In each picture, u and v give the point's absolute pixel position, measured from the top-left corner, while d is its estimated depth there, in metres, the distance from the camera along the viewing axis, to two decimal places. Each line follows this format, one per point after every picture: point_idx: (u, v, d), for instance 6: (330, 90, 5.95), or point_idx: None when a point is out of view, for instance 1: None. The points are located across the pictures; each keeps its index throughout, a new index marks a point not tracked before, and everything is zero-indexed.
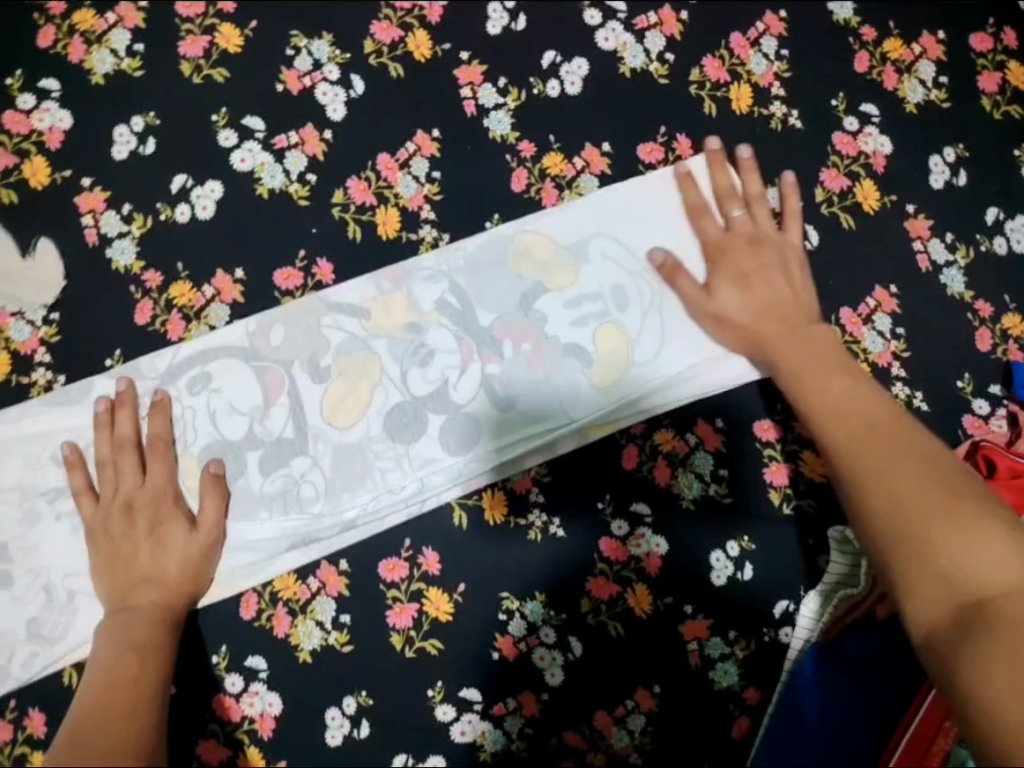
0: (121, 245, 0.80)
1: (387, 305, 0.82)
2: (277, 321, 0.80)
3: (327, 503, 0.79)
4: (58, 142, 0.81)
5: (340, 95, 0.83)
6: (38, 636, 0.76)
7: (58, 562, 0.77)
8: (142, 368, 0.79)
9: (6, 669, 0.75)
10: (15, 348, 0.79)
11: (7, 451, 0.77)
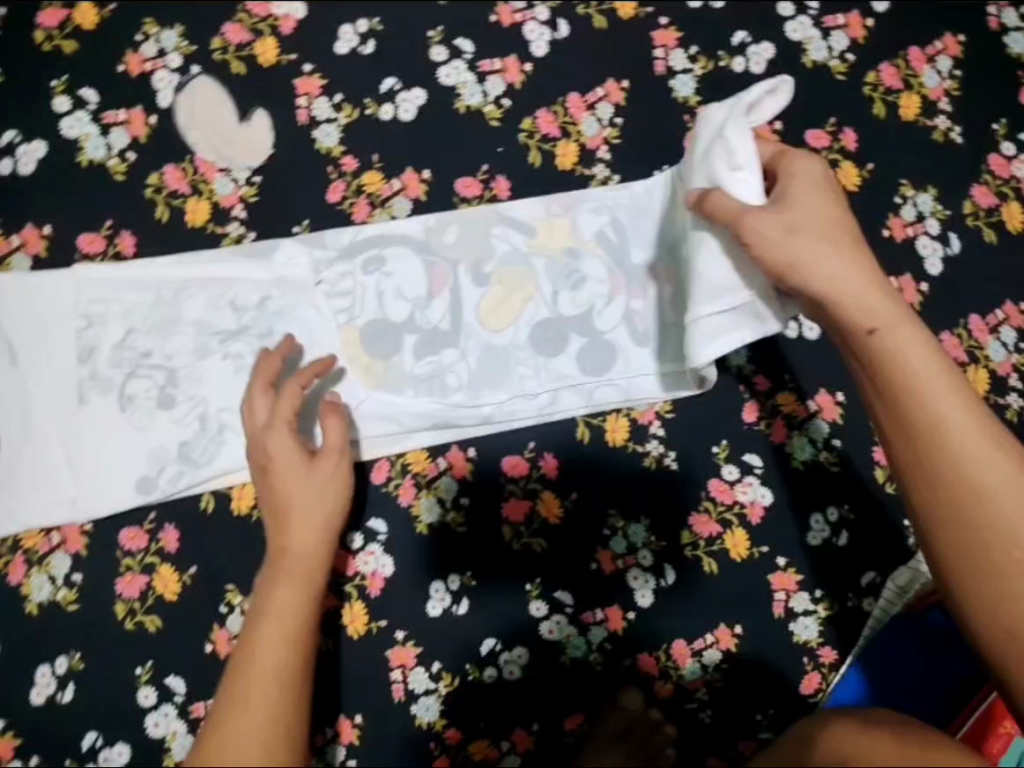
0: (327, 129, 0.88)
1: (552, 227, 0.88)
2: (451, 223, 0.87)
3: (467, 394, 0.85)
4: (290, 29, 0.89)
5: (546, 35, 0.90)
6: (187, 457, 0.81)
7: (217, 397, 0.82)
8: (326, 241, 0.86)
9: (155, 480, 0.80)
10: (216, 200, 0.86)
11: (192, 288, 0.84)
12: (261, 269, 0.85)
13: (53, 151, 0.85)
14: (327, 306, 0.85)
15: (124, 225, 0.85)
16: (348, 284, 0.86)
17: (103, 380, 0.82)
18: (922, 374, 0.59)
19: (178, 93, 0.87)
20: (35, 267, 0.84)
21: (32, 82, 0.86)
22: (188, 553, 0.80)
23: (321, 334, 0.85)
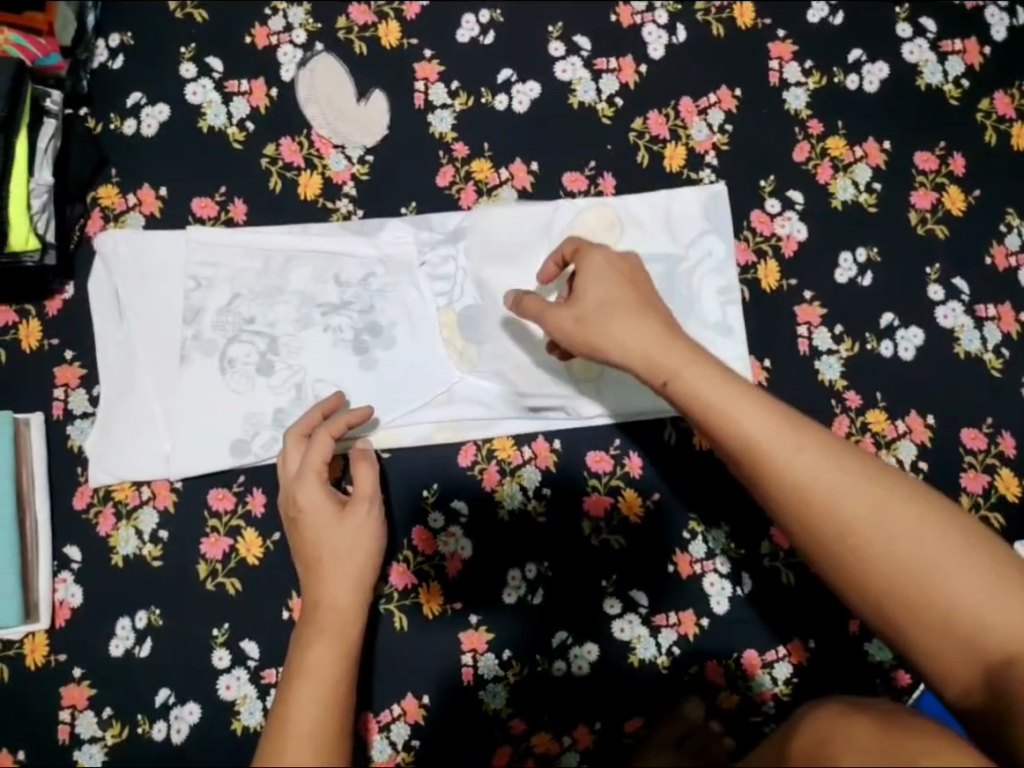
0: (442, 114, 0.89)
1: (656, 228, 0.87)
2: (555, 215, 0.87)
3: (558, 385, 0.85)
4: (414, 14, 0.90)
5: (663, 38, 0.91)
6: (282, 424, 0.81)
7: (315, 368, 0.83)
8: (431, 223, 0.87)
9: (248, 444, 0.81)
10: (329, 175, 0.87)
11: (299, 259, 0.85)
12: (368, 246, 0.86)
13: (175, 115, 0.87)
14: (427, 287, 0.86)
15: (237, 192, 0.86)
16: (449, 268, 0.86)
17: (206, 341, 0.83)
18: (783, 452, 0.62)
19: (300, 68, 0.89)
20: (148, 226, 0.85)
21: (162, 47, 0.88)
22: (273, 519, 0.81)
23: (419, 314, 0.85)
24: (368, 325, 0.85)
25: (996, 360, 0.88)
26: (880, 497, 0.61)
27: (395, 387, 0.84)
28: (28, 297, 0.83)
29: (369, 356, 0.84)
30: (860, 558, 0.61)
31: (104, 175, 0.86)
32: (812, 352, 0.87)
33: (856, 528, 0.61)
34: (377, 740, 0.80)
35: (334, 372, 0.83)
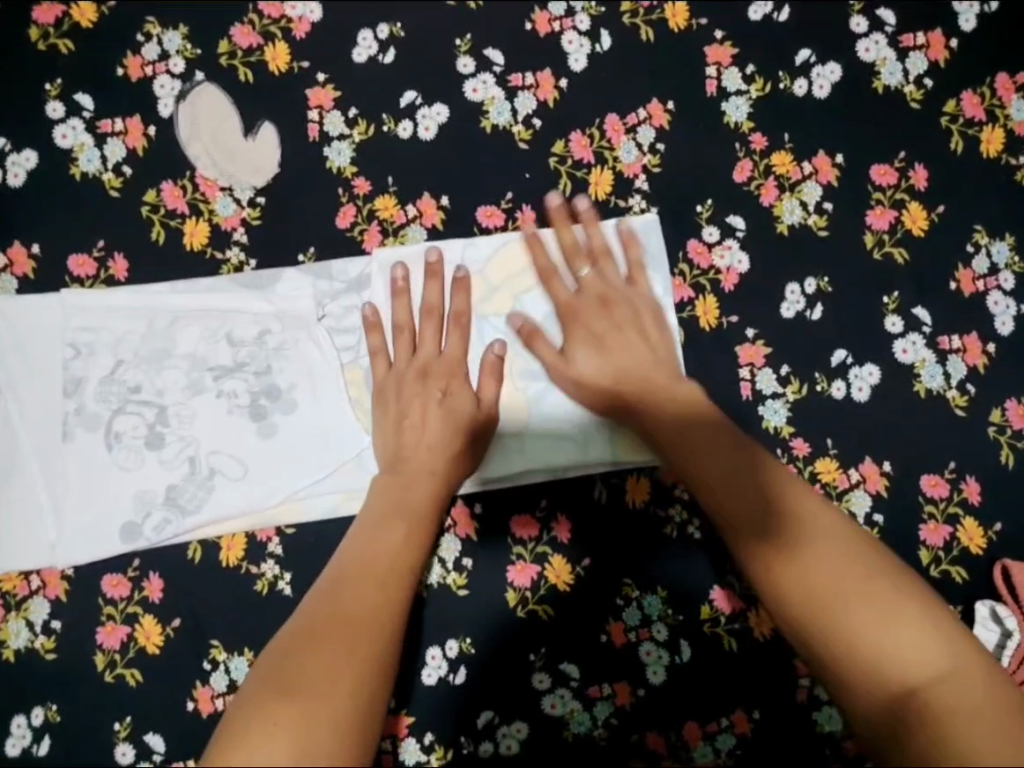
0: (339, 146, 0.80)
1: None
2: (466, 257, 0.79)
3: None
4: (304, 33, 0.81)
5: (585, 47, 0.81)
6: (173, 503, 0.75)
7: (208, 439, 0.76)
8: (330, 271, 0.79)
9: (139, 528, 0.75)
10: (217, 221, 0.79)
11: (187, 319, 0.78)
12: (261, 301, 0.78)
13: (45, 163, 0.79)
14: (328, 343, 0.78)
15: (116, 246, 0.79)
16: (350, 320, 0.79)
17: (90, 415, 0.76)
18: (738, 506, 0.64)
19: (180, 102, 0.80)
20: (21, 289, 0.78)
21: (25, 85, 0.80)
22: (174, 604, 0.75)
23: (320, 374, 0.78)
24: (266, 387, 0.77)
25: (961, 397, 0.80)
26: (842, 575, 0.57)
27: (295, 456, 0.77)
28: None
29: (266, 422, 0.77)
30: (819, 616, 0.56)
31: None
32: (755, 397, 0.79)
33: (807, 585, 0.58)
34: None
35: (228, 443, 0.77)
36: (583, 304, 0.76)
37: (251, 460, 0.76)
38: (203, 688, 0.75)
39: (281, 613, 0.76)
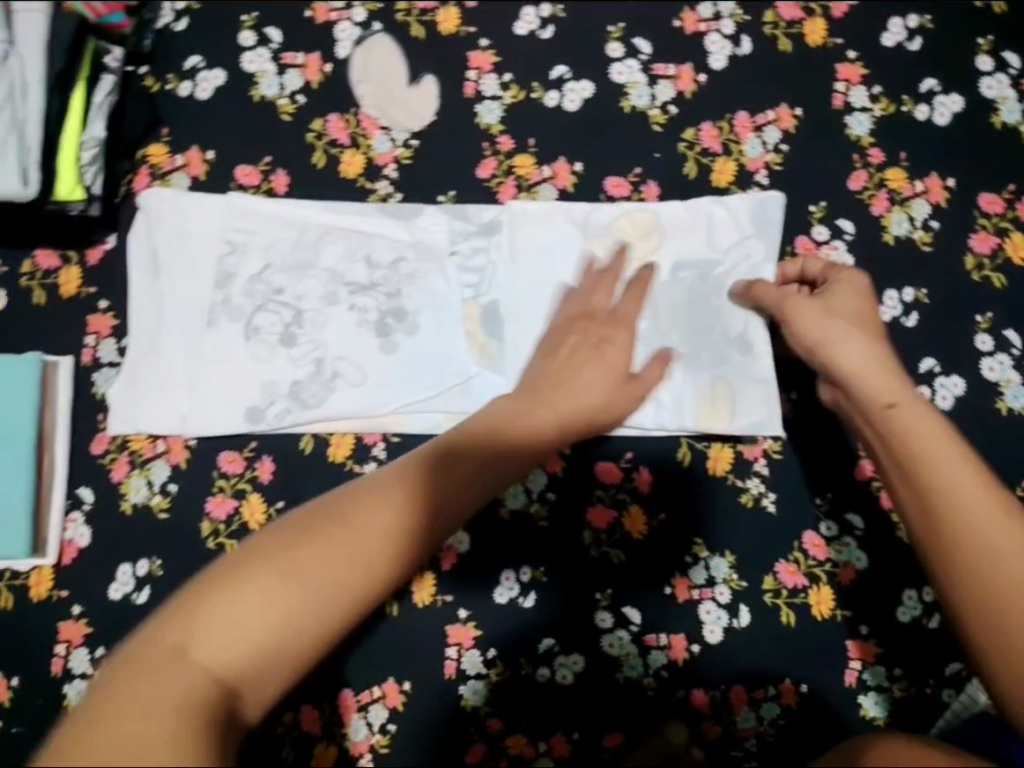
0: (491, 105, 0.87)
1: (682, 233, 0.84)
2: (592, 216, 0.85)
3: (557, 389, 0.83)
4: (474, 1, 0.89)
5: (727, 49, 0.88)
6: (296, 396, 0.83)
7: (336, 345, 0.84)
8: (465, 211, 0.86)
9: (263, 412, 0.83)
10: (372, 156, 0.87)
11: (333, 236, 0.85)
12: (403, 229, 0.86)
13: (230, 82, 0.88)
14: (455, 276, 0.85)
15: (280, 164, 0.87)
16: (477, 258, 0.86)
17: (234, 306, 0.84)
18: (929, 474, 0.64)
19: (356, 47, 0.88)
20: (192, 188, 0.87)
21: (225, 14, 0.89)
22: (279, 487, 0.83)
23: (443, 303, 0.85)
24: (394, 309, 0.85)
25: None
26: None
27: (410, 372, 0.83)
28: (72, 243, 0.86)
29: (389, 338, 0.84)
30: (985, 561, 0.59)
31: (155, 134, 0.87)
32: None
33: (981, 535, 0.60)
34: (353, 720, 0.81)
35: (353, 350, 0.84)
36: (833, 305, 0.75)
37: (371, 369, 0.83)
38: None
39: None
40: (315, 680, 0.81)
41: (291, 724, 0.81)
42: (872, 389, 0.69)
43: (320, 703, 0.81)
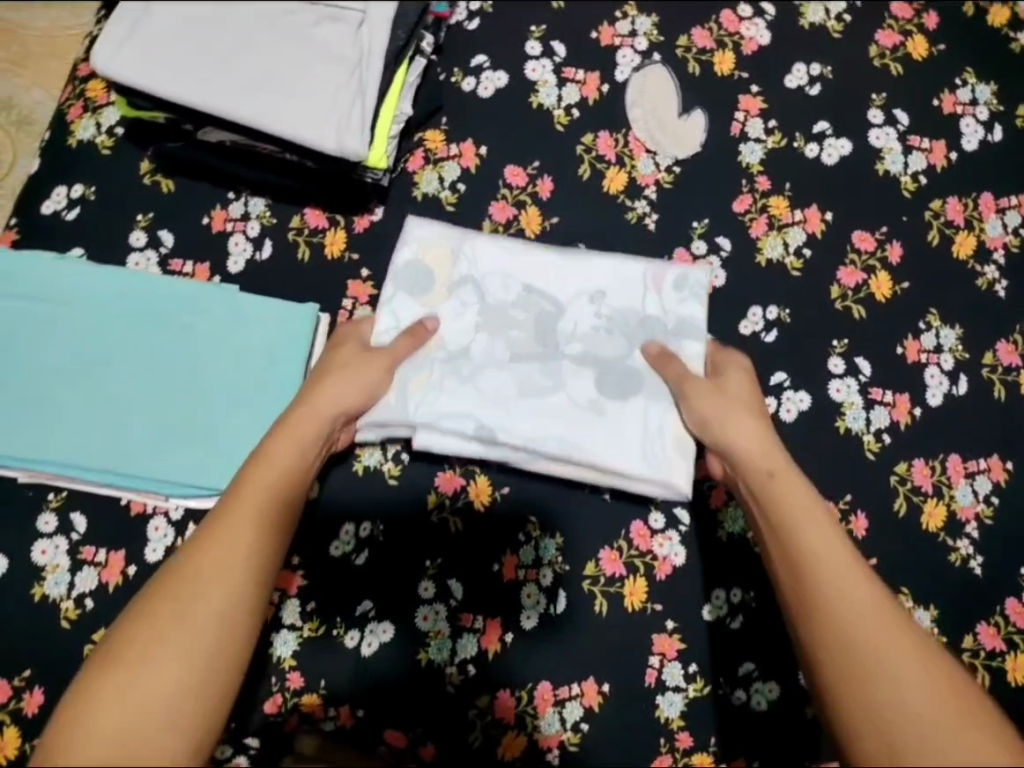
0: (753, 147, 0.92)
1: (597, 270, 0.84)
2: (661, 303, 0.84)
3: (617, 409, 0.80)
4: (751, 50, 0.94)
5: (979, 133, 0.93)
6: (536, 428, 0.79)
7: (481, 414, 0.79)
8: (468, 303, 0.83)
9: (498, 433, 0.79)
10: (635, 176, 0.91)
11: (594, 279, 0.84)
12: (422, 306, 0.82)
13: (512, 85, 0.93)
14: (573, 351, 0.82)
15: (547, 169, 0.91)
16: (601, 332, 0.83)
17: (484, 338, 0.82)
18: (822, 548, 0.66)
19: (635, 73, 0.93)
20: (456, 182, 0.90)
21: (513, 24, 0.94)
22: (508, 473, 0.86)
23: (565, 371, 0.81)
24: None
25: None
26: (885, 628, 0.61)
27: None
28: (343, 208, 0.89)
29: (423, 385, 0.80)
30: (840, 632, 0.61)
31: (434, 122, 0.91)
32: None
33: (851, 615, 0.62)
34: (548, 713, 0.81)
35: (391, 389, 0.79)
36: (727, 377, 0.79)
37: (411, 410, 0.79)
38: (510, 555, 0.84)
39: (600, 512, 0.85)
40: (513, 670, 0.82)
41: (482, 705, 0.81)
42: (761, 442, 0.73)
43: (516, 691, 0.81)
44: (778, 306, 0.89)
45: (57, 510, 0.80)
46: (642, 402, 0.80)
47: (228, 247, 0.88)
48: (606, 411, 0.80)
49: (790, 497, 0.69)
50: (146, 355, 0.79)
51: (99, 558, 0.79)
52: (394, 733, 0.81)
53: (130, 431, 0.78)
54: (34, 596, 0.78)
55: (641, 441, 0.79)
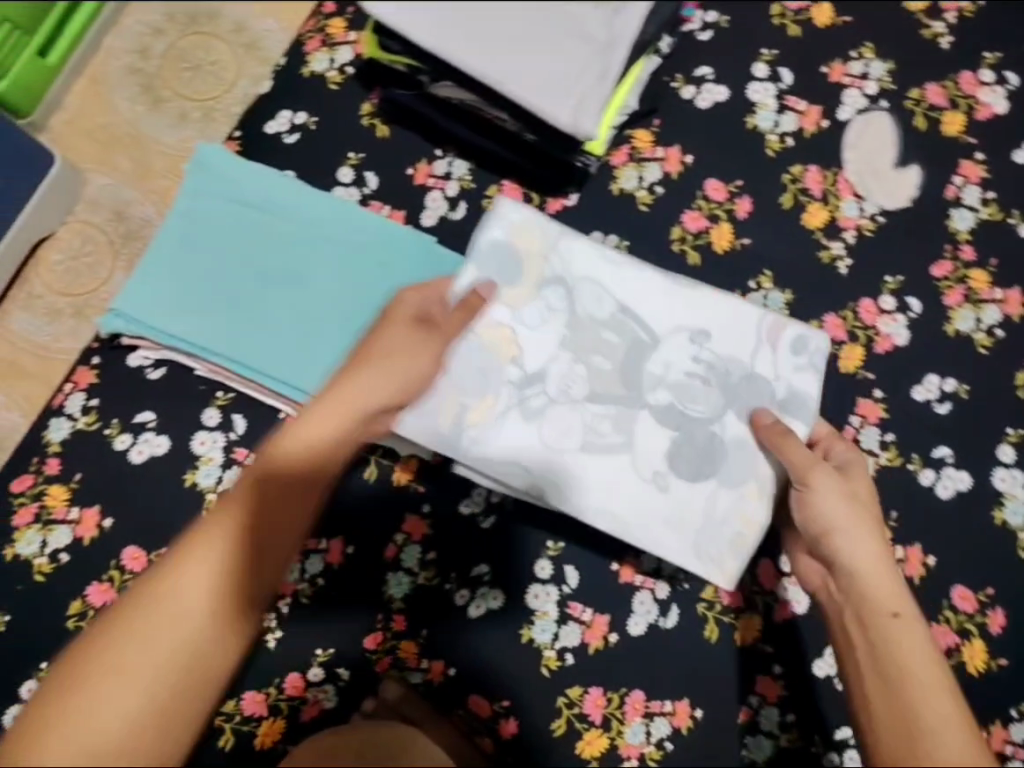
0: (965, 214, 0.89)
1: (724, 332, 0.80)
2: (742, 336, 0.79)
3: (634, 497, 0.77)
4: (985, 116, 0.91)
5: None
6: (591, 448, 0.78)
7: (565, 487, 0.77)
8: (553, 308, 0.79)
9: (552, 492, 0.77)
10: (836, 216, 0.89)
11: (722, 350, 0.79)
12: (505, 304, 0.78)
13: (731, 101, 0.91)
14: (658, 401, 0.78)
15: (750, 190, 0.89)
16: (694, 379, 0.78)
17: (545, 335, 0.79)
18: (905, 658, 0.62)
19: (858, 115, 0.90)
20: (653, 185, 0.89)
21: (747, 39, 0.91)
22: None
23: (678, 470, 0.77)
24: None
25: None
26: None
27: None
28: (544, 188, 0.89)
29: (487, 409, 0.77)
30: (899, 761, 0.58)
31: (647, 121, 0.90)
32: None
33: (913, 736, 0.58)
34: (635, 723, 0.80)
35: (443, 411, 0.76)
36: (855, 470, 0.73)
37: (469, 429, 0.76)
38: (629, 560, 0.84)
39: None
40: (612, 673, 0.82)
41: (570, 697, 0.81)
42: (879, 589, 0.66)
43: (608, 692, 0.81)
44: (957, 381, 0.86)
45: (220, 407, 0.82)
46: (713, 485, 0.77)
47: (427, 200, 0.89)
48: (669, 486, 0.77)
49: (881, 609, 0.65)
50: (341, 285, 0.83)
51: (250, 461, 0.81)
52: (481, 700, 0.82)
53: (313, 350, 0.81)
54: (183, 481, 0.81)
55: (645, 519, 0.77)
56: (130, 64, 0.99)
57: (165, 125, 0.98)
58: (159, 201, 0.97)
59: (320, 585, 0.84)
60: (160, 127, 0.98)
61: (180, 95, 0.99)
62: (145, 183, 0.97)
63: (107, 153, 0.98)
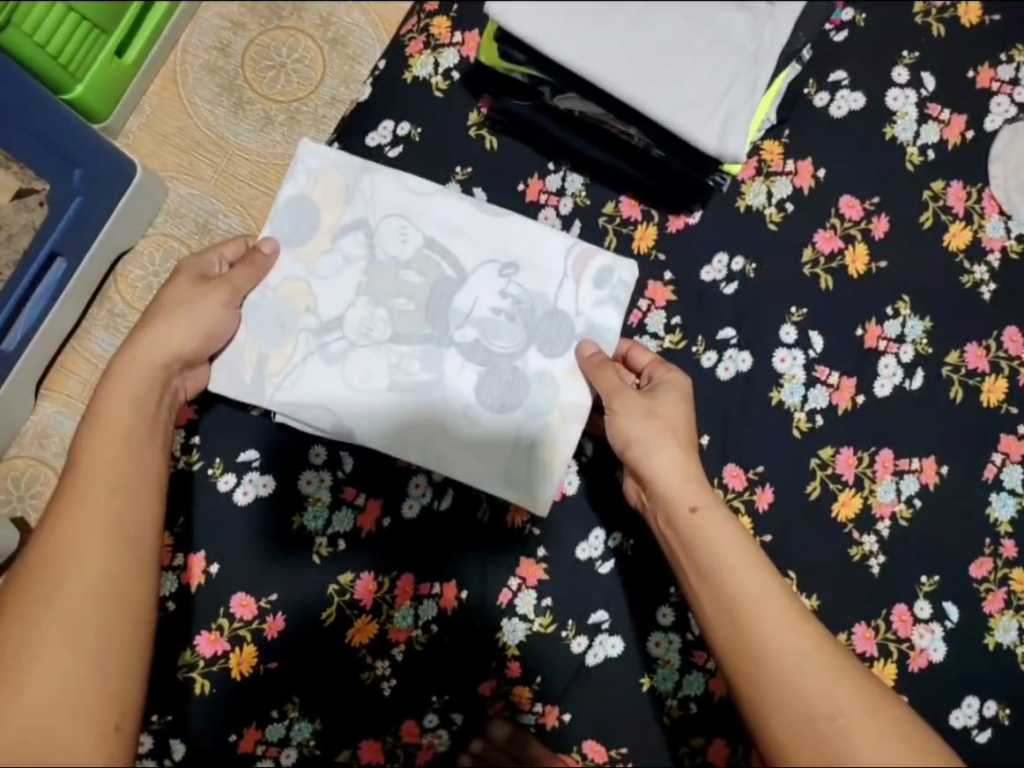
0: None
1: (509, 233, 0.77)
2: (539, 261, 0.77)
3: (443, 415, 0.75)
4: None
5: None
6: (400, 390, 0.75)
7: (344, 413, 0.74)
8: (349, 257, 0.77)
9: (350, 424, 0.74)
10: (981, 236, 0.83)
11: (497, 248, 0.77)
12: (298, 260, 0.76)
13: (867, 110, 0.86)
14: (463, 339, 0.76)
15: (887, 208, 0.84)
16: (501, 318, 0.76)
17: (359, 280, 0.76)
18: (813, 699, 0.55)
19: (1007, 124, 0.85)
20: (783, 203, 0.84)
21: (885, 43, 0.87)
22: (774, 521, 0.79)
23: (491, 404, 0.75)
24: (844, 376, 0.81)
25: None
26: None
27: (859, 428, 0.81)
28: (662, 203, 0.84)
29: (284, 360, 0.75)
30: None
31: (775, 133, 0.85)
32: None
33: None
34: None
35: (244, 356, 0.74)
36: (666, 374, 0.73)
37: (267, 392, 0.74)
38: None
39: (864, 585, 0.78)
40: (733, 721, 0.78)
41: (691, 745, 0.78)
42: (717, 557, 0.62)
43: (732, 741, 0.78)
44: None
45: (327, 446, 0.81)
46: (519, 418, 0.75)
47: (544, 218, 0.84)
48: (480, 421, 0.75)
49: (748, 609, 0.59)
50: None
51: (359, 500, 0.80)
52: (598, 748, 0.78)
53: None
54: (292, 524, 0.80)
55: (438, 442, 0.75)
56: (209, 62, 0.98)
57: (247, 129, 0.96)
58: (243, 212, 0.95)
59: (434, 632, 0.79)
60: (242, 130, 0.96)
61: (262, 95, 0.97)
62: (226, 194, 0.95)
63: (189, 161, 0.96)
